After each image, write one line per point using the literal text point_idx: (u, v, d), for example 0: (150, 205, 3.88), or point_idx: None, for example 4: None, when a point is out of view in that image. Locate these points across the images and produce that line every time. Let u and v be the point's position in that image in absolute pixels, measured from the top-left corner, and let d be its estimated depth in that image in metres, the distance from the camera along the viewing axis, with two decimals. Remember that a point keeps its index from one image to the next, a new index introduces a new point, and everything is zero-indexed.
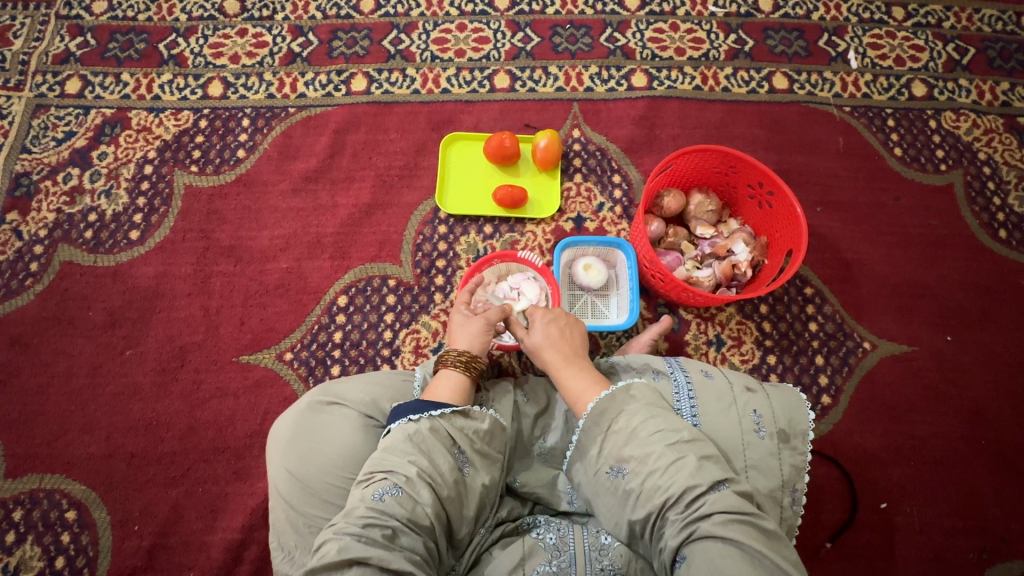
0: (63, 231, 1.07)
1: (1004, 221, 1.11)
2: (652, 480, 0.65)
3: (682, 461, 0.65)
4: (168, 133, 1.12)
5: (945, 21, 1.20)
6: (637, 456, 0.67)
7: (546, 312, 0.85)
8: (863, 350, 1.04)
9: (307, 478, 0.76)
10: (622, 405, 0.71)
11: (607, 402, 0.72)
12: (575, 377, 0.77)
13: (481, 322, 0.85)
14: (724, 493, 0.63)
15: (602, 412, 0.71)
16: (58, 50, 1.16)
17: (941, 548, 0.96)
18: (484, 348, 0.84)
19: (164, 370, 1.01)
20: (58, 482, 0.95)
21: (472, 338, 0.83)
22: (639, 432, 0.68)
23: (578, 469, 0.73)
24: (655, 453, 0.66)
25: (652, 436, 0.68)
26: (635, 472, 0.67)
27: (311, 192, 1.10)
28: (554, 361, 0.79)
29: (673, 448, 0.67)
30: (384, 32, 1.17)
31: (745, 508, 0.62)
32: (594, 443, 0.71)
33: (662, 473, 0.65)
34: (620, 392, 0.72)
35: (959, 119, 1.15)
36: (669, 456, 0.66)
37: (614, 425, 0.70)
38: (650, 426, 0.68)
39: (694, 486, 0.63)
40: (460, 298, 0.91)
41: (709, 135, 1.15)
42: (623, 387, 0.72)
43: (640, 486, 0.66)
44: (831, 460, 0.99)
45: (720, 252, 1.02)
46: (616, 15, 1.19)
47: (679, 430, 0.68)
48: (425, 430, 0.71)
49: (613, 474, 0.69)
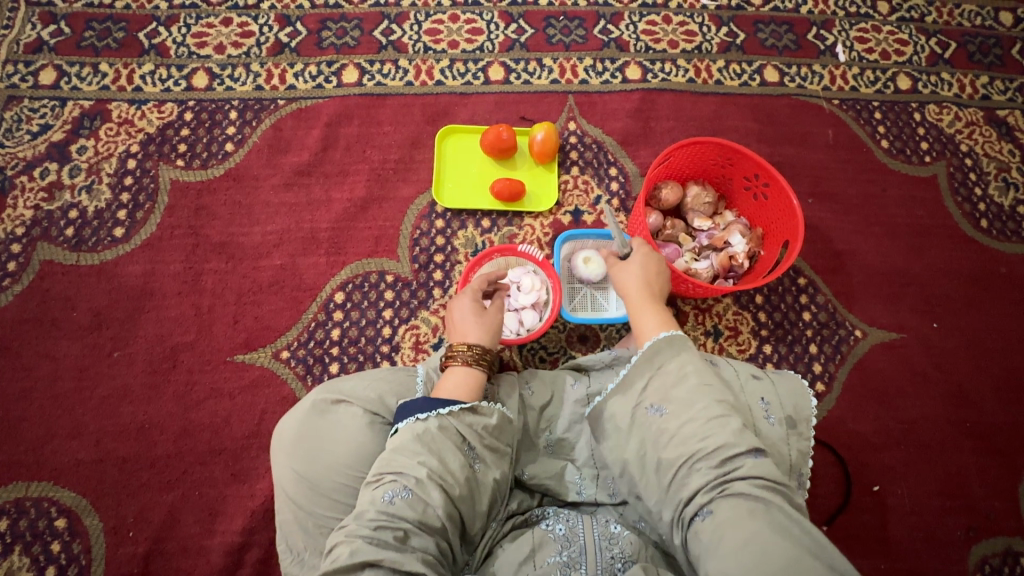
0: (42, 229, 1.02)
1: (985, 211, 1.14)
2: (693, 428, 0.66)
3: (725, 417, 0.66)
4: (151, 126, 1.08)
5: (927, 16, 1.23)
6: (682, 400, 0.68)
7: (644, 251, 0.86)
8: (855, 338, 1.07)
9: (316, 478, 0.75)
10: (676, 350, 0.72)
11: (664, 344, 0.72)
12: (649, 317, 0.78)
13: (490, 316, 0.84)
14: (762, 460, 0.63)
15: (656, 352, 0.72)
16: (30, 39, 1.10)
17: (931, 527, 0.99)
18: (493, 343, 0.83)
19: (155, 371, 0.98)
20: (46, 489, 0.92)
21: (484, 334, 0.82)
22: (688, 378, 0.69)
23: (614, 401, 0.72)
24: (700, 403, 0.67)
25: (700, 386, 0.69)
26: (675, 415, 0.68)
27: (304, 186, 1.07)
28: (636, 296, 0.81)
29: (718, 404, 0.67)
30: (375, 22, 1.15)
31: (781, 480, 0.62)
32: (640, 377, 0.72)
33: (703, 423, 0.66)
34: (677, 338, 0.73)
35: (942, 112, 1.18)
36: (713, 410, 0.66)
37: (662, 364, 0.71)
38: (699, 377, 0.69)
39: (733, 444, 0.64)
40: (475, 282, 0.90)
41: (702, 127, 1.16)
42: (681, 333, 0.74)
43: (677, 429, 0.67)
44: (826, 445, 1.01)
45: (717, 244, 1.02)
46: (609, 7, 1.19)
47: (725, 391, 0.69)
48: (434, 429, 0.69)
49: (651, 412, 0.69)
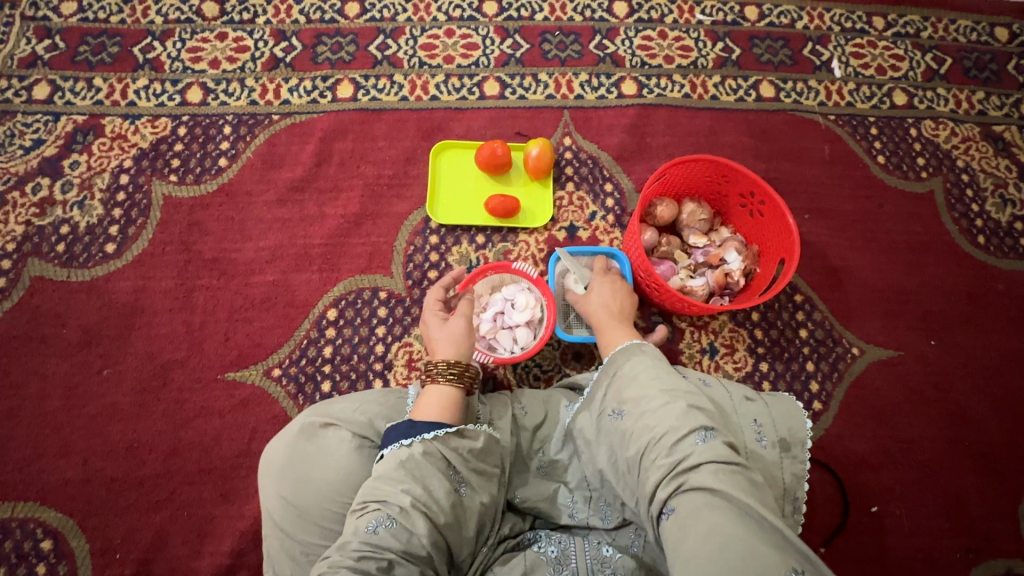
0: (33, 244, 1.02)
1: (982, 227, 1.14)
2: (643, 420, 0.69)
3: (673, 405, 0.68)
4: (145, 141, 1.08)
5: (923, 31, 1.23)
6: (634, 398, 0.72)
7: (604, 277, 0.95)
8: (852, 356, 1.06)
9: (304, 505, 0.74)
10: (630, 356, 0.77)
11: (618, 357, 0.78)
12: (614, 333, 0.86)
13: (457, 325, 0.83)
14: (711, 438, 0.64)
15: (612, 364, 0.78)
16: (24, 53, 1.10)
17: (930, 548, 0.98)
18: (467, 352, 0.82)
19: (145, 389, 0.97)
20: (32, 510, 0.91)
21: (455, 345, 0.82)
22: (640, 377, 0.74)
23: (582, 418, 0.78)
24: (649, 397, 0.70)
25: (650, 383, 0.72)
26: (629, 411, 0.71)
27: (298, 202, 1.07)
28: (600, 318, 0.89)
29: (666, 395, 0.70)
30: (370, 37, 1.15)
31: (731, 455, 0.62)
32: (601, 389, 0.77)
33: (653, 415, 0.68)
34: (631, 348, 0.78)
35: (938, 127, 1.18)
36: (662, 400, 0.69)
37: (619, 371, 0.77)
38: (649, 374, 0.73)
39: (677, 428, 0.65)
40: (432, 299, 0.89)
41: (698, 143, 1.15)
42: (635, 342, 0.79)
43: (631, 423, 0.70)
44: (823, 465, 1.00)
45: (713, 261, 1.02)
46: (604, 22, 1.19)
47: (678, 381, 0.71)
48: (418, 455, 0.68)
49: (613, 417, 0.73)
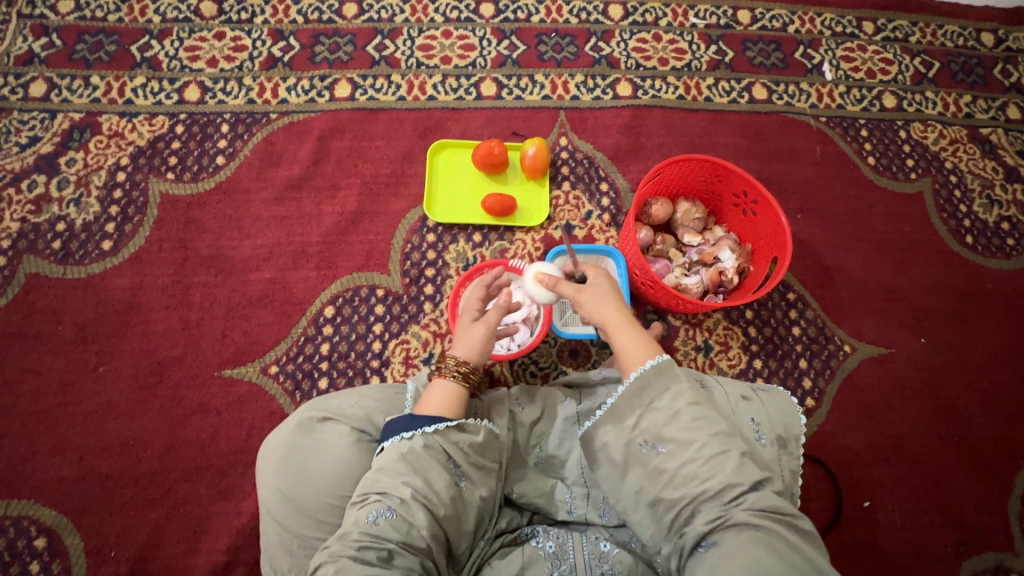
0: (29, 241, 1.01)
1: (970, 228, 1.16)
2: (691, 468, 0.63)
3: (725, 454, 0.63)
4: (141, 139, 1.08)
5: (911, 36, 1.25)
6: (678, 439, 0.65)
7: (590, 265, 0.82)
8: (844, 353, 1.07)
9: (302, 499, 0.74)
10: (667, 382, 0.68)
11: (652, 376, 0.68)
12: (627, 336, 0.72)
13: (482, 326, 0.82)
14: (765, 492, 0.62)
15: (645, 386, 0.68)
16: (21, 51, 1.10)
17: (921, 542, 0.99)
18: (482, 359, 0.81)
19: (141, 386, 0.96)
20: (26, 507, 0.90)
21: (471, 346, 0.80)
22: (683, 414, 0.66)
23: (604, 434, 0.70)
24: (697, 441, 0.64)
25: (695, 421, 0.65)
26: (672, 454, 0.65)
27: (295, 200, 1.07)
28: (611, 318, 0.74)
29: (716, 439, 0.64)
30: (368, 37, 1.15)
31: (785, 509, 0.61)
32: (631, 415, 0.68)
33: (703, 463, 0.63)
34: (666, 365, 0.68)
35: (927, 129, 1.20)
36: (714, 447, 0.63)
37: (655, 401, 0.67)
38: (693, 411, 0.66)
39: (734, 484, 0.61)
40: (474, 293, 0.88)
41: (692, 144, 1.17)
42: (668, 360, 0.69)
43: (676, 469, 0.64)
44: (816, 461, 1.01)
45: (707, 260, 1.03)
46: (600, 24, 1.20)
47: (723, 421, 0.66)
48: (418, 448, 0.69)
49: (646, 449, 0.66)
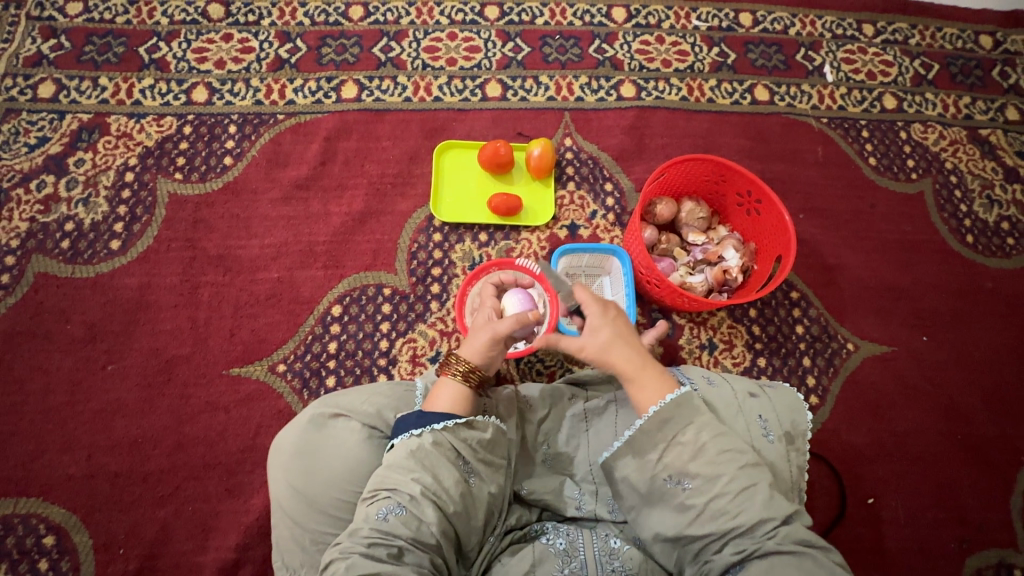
0: (37, 241, 1.02)
1: (970, 227, 1.17)
2: (720, 503, 0.65)
3: (753, 488, 0.65)
4: (149, 140, 1.08)
5: (911, 39, 1.27)
6: (704, 473, 0.66)
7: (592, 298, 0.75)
8: (847, 351, 1.08)
9: (314, 494, 0.75)
10: (689, 416, 0.69)
11: (672, 410, 0.69)
12: (648, 379, 0.71)
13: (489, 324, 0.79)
14: (796, 526, 0.63)
15: (666, 421, 0.69)
16: (30, 52, 1.11)
17: (925, 539, 1.00)
18: (488, 355, 0.77)
19: (149, 385, 0.97)
20: (35, 505, 0.90)
21: (476, 342, 0.77)
22: (708, 449, 0.67)
23: (626, 467, 0.71)
24: (725, 475, 0.65)
25: (721, 456, 0.67)
26: (699, 489, 0.66)
27: (303, 200, 1.08)
28: (625, 367, 0.72)
29: (743, 473, 0.66)
30: (374, 39, 1.17)
31: (814, 540, 0.63)
32: (654, 449, 0.69)
33: (732, 498, 0.64)
34: (685, 400, 0.69)
35: (927, 130, 1.22)
36: (742, 482, 0.65)
37: (679, 435, 0.68)
38: (718, 445, 0.67)
39: (766, 519, 0.63)
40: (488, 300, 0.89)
41: (696, 144, 1.18)
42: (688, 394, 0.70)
43: (704, 504, 0.65)
44: (821, 458, 1.02)
45: (712, 258, 1.04)
46: (604, 27, 1.22)
47: (749, 454, 0.68)
48: (428, 444, 0.69)
49: (673, 484, 0.68)
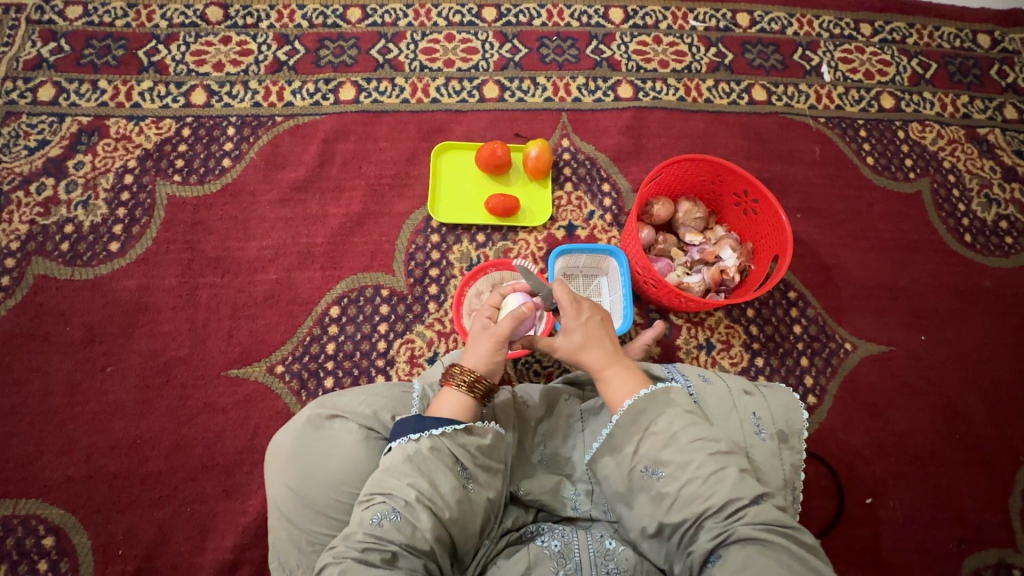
0: (37, 243, 1.03)
1: (968, 227, 1.17)
2: (691, 488, 0.65)
3: (723, 471, 0.65)
4: (148, 142, 1.09)
5: (909, 38, 1.27)
6: (676, 460, 0.67)
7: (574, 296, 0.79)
8: (845, 351, 1.08)
9: (311, 495, 0.75)
10: (662, 407, 0.70)
11: (647, 402, 0.70)
12: (618, 377, 0.74)
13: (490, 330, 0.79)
14: (766, 506, 0.63)
15: (640, 413, 0.70)
16: (30, 56, 1.11)
17: (922, 538, 0.99)
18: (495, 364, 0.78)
19: (148, 386, 0.97)
20: (34, 506, 0.91)
21: (481, 353, 0.78)
22: (680, 437, 0.68)
23: (605, 464, 0.71)
24: (696, 461, 0.66)
25: (692, 443, 0.67)
26: (672, 476, 0.66)
27: (300, 202, 1.08)
28: (597, 361, 0.75)
29: (713, 458, 0.66)
30: (372, 41, 1.17)
31: (784, 520, 0.62)
32: (630, 442, 0.70)
33: (703, 482, 0.65)
34: (661, 393, 0.71)
35: (925, 129, 1.21)
36: (711, 466, 0.65)
37: (653, 425, 0.69)
38: (690, 433, 0.68)
39: (735, 499, 0.63)
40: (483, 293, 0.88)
41: (694, 144, 1.18)
42: (663, 388, 0.72)
43: (677, 491, 0.65)
44: (818, 458, 1.02)
45: (709, 258, 1.04)
46: (601, 28, 1.22)
47: (720, 441, 0.68)
48: (425, 450, 0.69)
49: (648, 475, 0.68)
